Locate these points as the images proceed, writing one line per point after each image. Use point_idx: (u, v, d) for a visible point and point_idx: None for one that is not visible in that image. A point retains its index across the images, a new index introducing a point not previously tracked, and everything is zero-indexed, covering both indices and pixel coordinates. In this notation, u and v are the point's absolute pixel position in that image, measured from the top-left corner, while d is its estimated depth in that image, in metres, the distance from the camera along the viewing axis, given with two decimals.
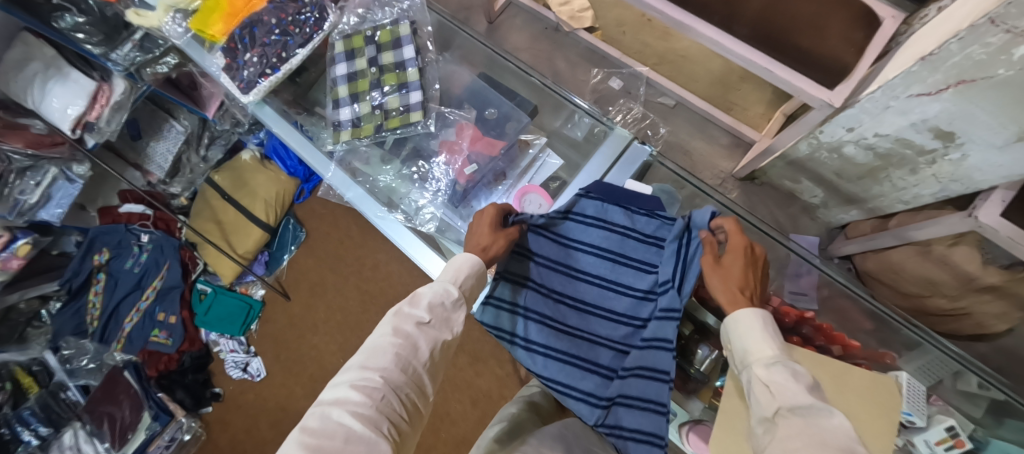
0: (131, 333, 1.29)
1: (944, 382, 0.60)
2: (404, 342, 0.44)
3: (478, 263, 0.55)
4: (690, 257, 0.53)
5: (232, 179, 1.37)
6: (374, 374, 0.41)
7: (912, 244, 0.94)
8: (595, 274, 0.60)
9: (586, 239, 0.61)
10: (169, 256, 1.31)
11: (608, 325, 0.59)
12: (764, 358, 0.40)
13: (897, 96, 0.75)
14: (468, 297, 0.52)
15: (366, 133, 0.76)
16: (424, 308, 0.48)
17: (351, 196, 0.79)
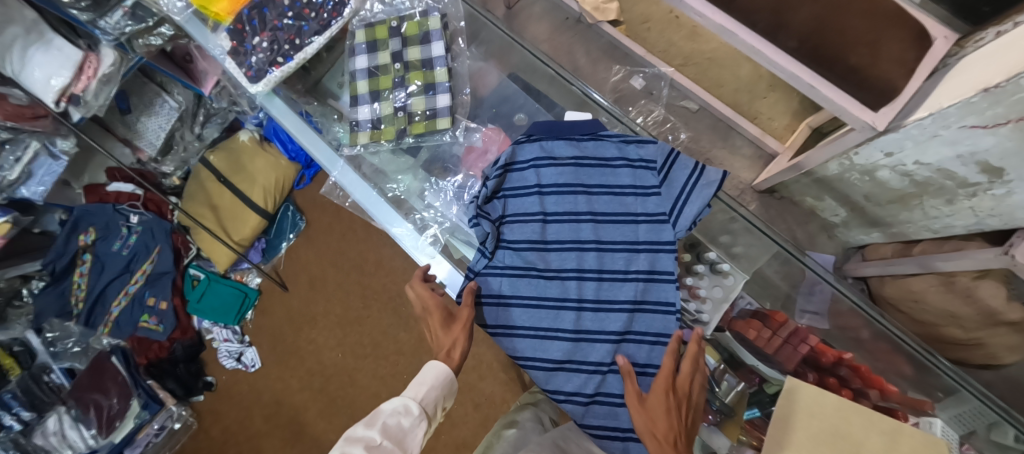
0: (119, 318, 1.23)
1: (977, 432, 0.56)
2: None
3: (442, 373, 0.54)
4: (691, 197, 0.58)
5: (229, 159, 1.29)
6: None
7: (936, 273, 0.91)
8: (567, 240, 0.61)
9: (558, 207, 0.62)
10: (160, 240, 1.25)
11: (594, 287, 0.60)
12: None
13: (948, 126, 0.70)
14: (429, 414, 0.51)
15: (388, 137, 0.70)
16: (378, 428, 0.46)
17: (357, 197, 0.78)
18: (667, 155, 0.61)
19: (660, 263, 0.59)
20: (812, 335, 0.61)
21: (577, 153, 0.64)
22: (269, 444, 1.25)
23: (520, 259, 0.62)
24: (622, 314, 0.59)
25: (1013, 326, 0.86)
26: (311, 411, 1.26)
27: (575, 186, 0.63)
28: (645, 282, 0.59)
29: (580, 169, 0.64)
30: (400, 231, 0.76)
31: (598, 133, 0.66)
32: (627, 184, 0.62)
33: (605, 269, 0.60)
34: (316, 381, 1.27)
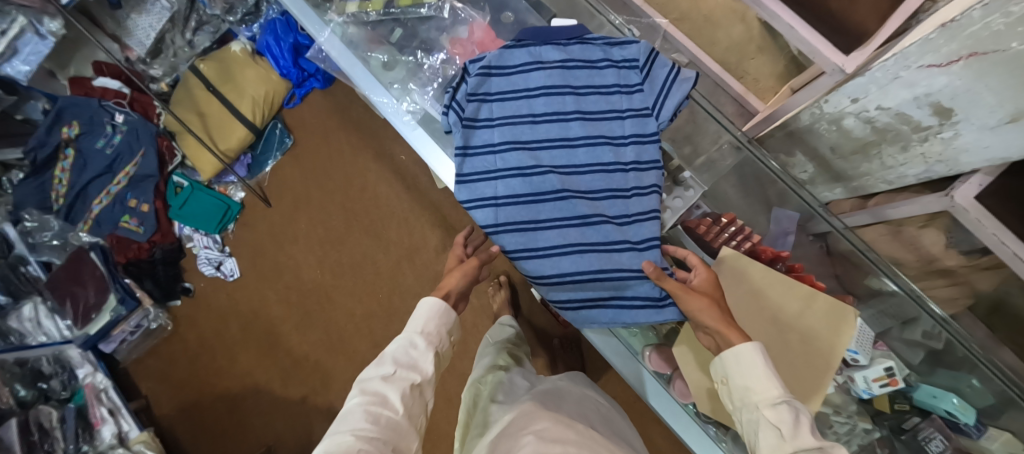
0: (99, 216, 1.25)
1: (891, 331, 0.64)
2: (374, 398, 0.45)
3: (441, 304, 0.55)
4: (671, 91, 0.63)
5: (219, 69, 1.29)
6: (345, 435, 0.41)
7: (887, 223, 0.98)
8: (557, 139, 0.64)
9: (546, 107, 0.65)
10: (145, 143, 1.25)
11: (586, 178, 0.63)
12: (767, 397, 0.39)
13: (908, 66, 0.74)
14: (439, 343, 0.53)
15: (376, 7, 0.77)
16: (389, 363, 0.49)
17: (344, 64, 0.79)
18: (649, 53, 0.65)
19: (647, 154, 0.63)
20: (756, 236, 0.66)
21: (563, 57, 0.67)
22: (243, 349, 1.30)
23: (513, 160, 0.63)
24: (613, 201, 0.63)
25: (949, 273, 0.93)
26: (286, 323, 1.30)
27: (562, 87, 0.66)
28: (636, 170, 0.63)
29: (569, 73, 0.66)
30: (384, 101, 0.76)
31: (584, 37, 0.68)
32: (613, 83, 0.66)
33: (597, 162, 0.64)
34: (294, 294, 1.31)
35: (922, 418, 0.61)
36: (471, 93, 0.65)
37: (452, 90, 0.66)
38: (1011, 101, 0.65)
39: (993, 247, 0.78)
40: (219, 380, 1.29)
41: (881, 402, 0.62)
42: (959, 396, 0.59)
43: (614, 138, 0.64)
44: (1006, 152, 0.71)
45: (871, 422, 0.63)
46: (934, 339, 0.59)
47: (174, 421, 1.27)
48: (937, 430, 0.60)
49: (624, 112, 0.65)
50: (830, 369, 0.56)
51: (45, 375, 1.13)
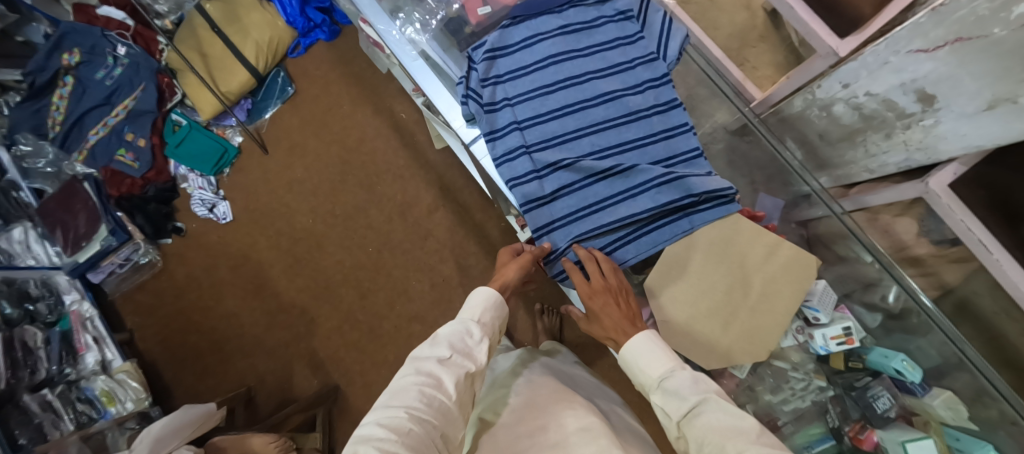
0: (95, 147, 1.25)
1: (854, 294, 0.69)
2: (429, 379, 0.44)
3: (496, 296, 0.55)
4: (671, 35, 0.68)
5: (225, 12, 1.30)
6: (400, 411, 0.41)
7: (866, 211, 1.01)
8: (578, 101, 0.63)
9: (562, 74, 0.64)
10: (145, 79, 1.25)
11: (618, 131, 0.63)
12: (654, 380, 0.45)
13: (897, 51, 0.77)
14: (489, 335, 0.52)
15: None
16: (445, 345, 0.48)
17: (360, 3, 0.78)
18: (641, 2, 0.68)
19: (663, 96, 0.64)
20: None
21: (562, 23, 0.67)
22: (231, 292, 1.31)
23: (542, 133, 0.63)
24: (647, 149, 0.62)
25: (920, 263, 0.97)
26: (276, 268, 1.31)
27: (568, 53, 0.65)
28: (657, 114, 0.64)
29: (571, 37, 0.66)
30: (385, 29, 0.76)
31: (575, 1, 0.69)
32: (613, 38, 0.66)
33: (620, 115, 0.63)
34: (286, 241, 1.32)
35: (873, 377, 0.65)
36: (483, 81, 0.65)
37: (464, 79, 0.65)
38: (989, 87, 0.69)
39: (960, 234, 0.81)
40: (206, 320, 1.30)
41: (836, 360, 0.67)
42: (908, 356, 0.63)
43: (634, 87, 0.64)
44: (981, 140, 0.75)
45: (826, 380, 0.68)
46: (890, 303, 0.64)
47: (157, 356, 1.29)
48: (885, 388, 0.64)
49: (634, 63, 0.66)
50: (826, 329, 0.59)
51: (31, 297, 1.13)
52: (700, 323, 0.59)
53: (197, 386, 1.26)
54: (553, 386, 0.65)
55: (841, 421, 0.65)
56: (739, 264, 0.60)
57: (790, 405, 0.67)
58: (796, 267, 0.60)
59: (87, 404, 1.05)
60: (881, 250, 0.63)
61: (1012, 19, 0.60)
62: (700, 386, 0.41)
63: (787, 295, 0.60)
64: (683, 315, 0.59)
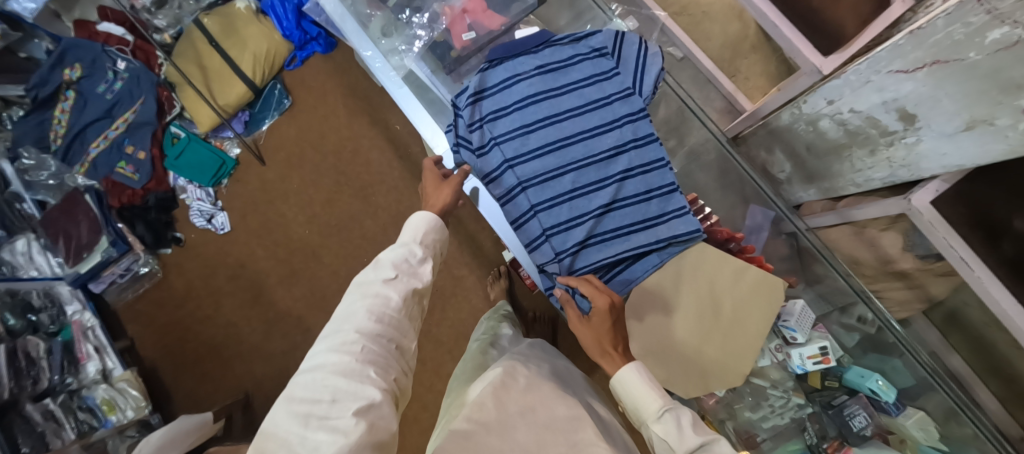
0: (96, 159, 1.27)
1: (831, 314, 0.70)
2: (376, 298, 0.47)
3: (433, 219, 0.59)
4: (648, 68, 0.65)
5: (222, 25, 1.32)
6: (352, 333, 0.44)
7: (851, 224, 1.01)
8: (556, 141, 0.63)
9: (540, 114, 0.64)
10: (145, 91, 1.27)
11: (597, 169, 0.62)
12: (653, 412, 0.45)
13: (879, 71, 0.78)
14: (431, 251, 0.56)
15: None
16: (388, 267, 0.51)
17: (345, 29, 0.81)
18: (616, 38, 0.66)
19: (641, 130, 0.63)
20: (715, 218, 0.69)
21: (538, 63, 0.66)
22: (229, 301, 1.34)
23: (521, 171, 0.63)
24: (627, 184, 0.62)
25: (905, 276, 0.98)
26: (273, 277, 1.33)
27: (546, 92, 0.64)
28: (634, 149, 0.63)
29: (547, 77, 0.65)
30: (371, 54, 0.79)
31: (550, 40, 0.68)
32: (590, 75, 0.65)
33: (598, 152, 0.62)
34: (282, 250, 1.34)
35: (850, 396, 0.67)
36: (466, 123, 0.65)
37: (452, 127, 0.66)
38: (967, 109, 0.70)
39: (942, 251, 0.82)
40: (204, 328, 1.33)
41: (814, 378, 0.68)
42: (882, 376, 0.65)
43: (612, 123, 0.63)
44: (961, 160, 0.75)
45: (805, 398, 0.69)
46: (867, 324, 0.66)
47: (157, 363, 1.31)
48: (861, 407, 0.65)
49: (611, 99, 0.64)
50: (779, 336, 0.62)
51: (34, 308, 1.15)
52: (673, 345, 0.62)
53: (196, 394, 1.28)
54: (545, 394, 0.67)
55: (820, 439, 0.67)
56: (710, 288, 0.62)
57: (769, 422, 0.69)
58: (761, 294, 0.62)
59: (88, 413, 1.07)
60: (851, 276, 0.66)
61: (987, 45, 0.62)
62: (703, 428, 0.42)
63: (757, 316, 0.62)
64: (661, 341, 0.62)
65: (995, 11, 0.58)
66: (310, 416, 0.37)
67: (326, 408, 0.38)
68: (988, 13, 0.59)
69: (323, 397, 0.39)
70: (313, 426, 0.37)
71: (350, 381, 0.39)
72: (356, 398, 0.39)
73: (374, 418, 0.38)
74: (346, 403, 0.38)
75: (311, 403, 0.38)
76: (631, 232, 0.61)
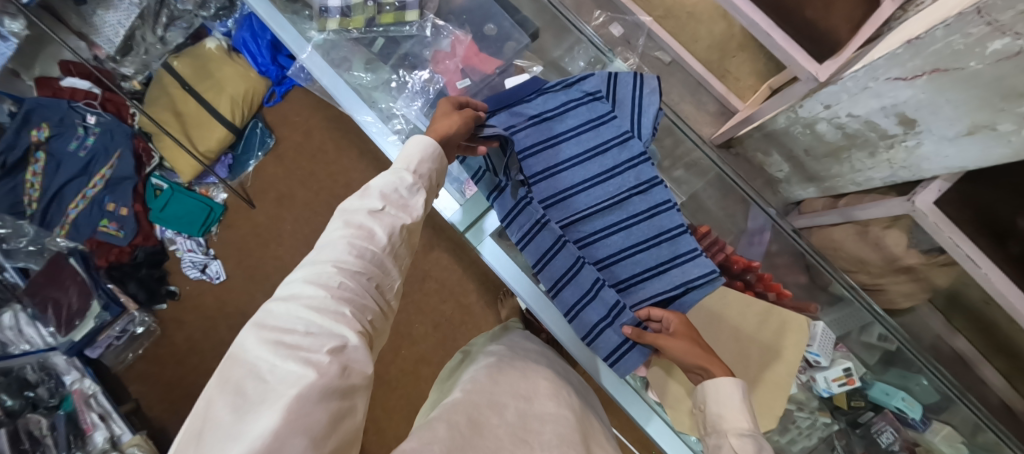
0: (76, 220, 1.21)
1: (852, 334, 0.71)
2: (359, 231, 0.42)
3: (434, 147, 0.51)
4: (645, 107, 0.65)
5: (195, 67, 1.26)
6: (328, 266, 0.38)
7: (855, 223, 1.01)
8: (559, 193, 0.64)
9: (541, 166, 0.64)
10: (120, 144, 1.22)
11: (603, 217, 0.64)
12: (738, 428, 0.45)
13: (877, 78, 0.78)
14: (426, 185, 0.50)
15: (356, 25, 0.76)
16: (376, 197, 0.45)
17: (327, 83, 0.77)
18: (608, 80, 0.66)
19: (643, 174, 0.63)
20: (728, 246, 0.71)
21: (533, 113, 0.65)
22: None
23: (527, 224, 0.65)
24: (633, 229, 0.63)
25: (909, 270, 0.99)
26: None
27: (544, 143, 0.64)
28: (638, 195, 0.63)
29: (540, 127, 0.65)
30: (369, 120, 0.75)
31: (542, 88, 0.67)
32: (585, 121, 0.65)
33: (602, 200, 0.64)
34: None
35: (875, 412, 0.70)
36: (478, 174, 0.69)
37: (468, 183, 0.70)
38: (968, 115, 0.69)
39: (948, 249, 0.82)
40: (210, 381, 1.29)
41: (841, 400, 0.70)
42: (907, 393, 0.69)
43: (610, 169, 0.64)
44: (963, 161, 0.76)
45: (831, 416, 0.71)
46: (889, 342, 0.68)
47: (165, 422, 1.27)
48: (888, 424, 0.68)
49: (609, 143, 0.64)
50: (777, 359, 0.63)
51: (32, 383, 1.13)
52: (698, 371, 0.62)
53: None
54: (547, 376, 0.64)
55: None
56: (734, 335, 0.63)
57: (797, 444, 0.69)
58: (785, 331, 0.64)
59: None
60: (867, 298, 0.69)
61: (987, 54, 0.60)
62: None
63: (786, 360, 0.63)
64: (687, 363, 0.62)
65: (995, 23, 0.56)
66: (280, 345, 0.32)
67: (294, 341, 0.33)
68: (988, 25, 0.57)
69: (297, 329, 0.34)
70: (282, 353, 0.32)
71: (326, 318, 0.35)
72: (330, 337, 0.34)
73: (349, 360, 0.34)
74: (320, 339, 0.34)
75: (283, 333, 0.33)
76: (646, 279, 0.63)
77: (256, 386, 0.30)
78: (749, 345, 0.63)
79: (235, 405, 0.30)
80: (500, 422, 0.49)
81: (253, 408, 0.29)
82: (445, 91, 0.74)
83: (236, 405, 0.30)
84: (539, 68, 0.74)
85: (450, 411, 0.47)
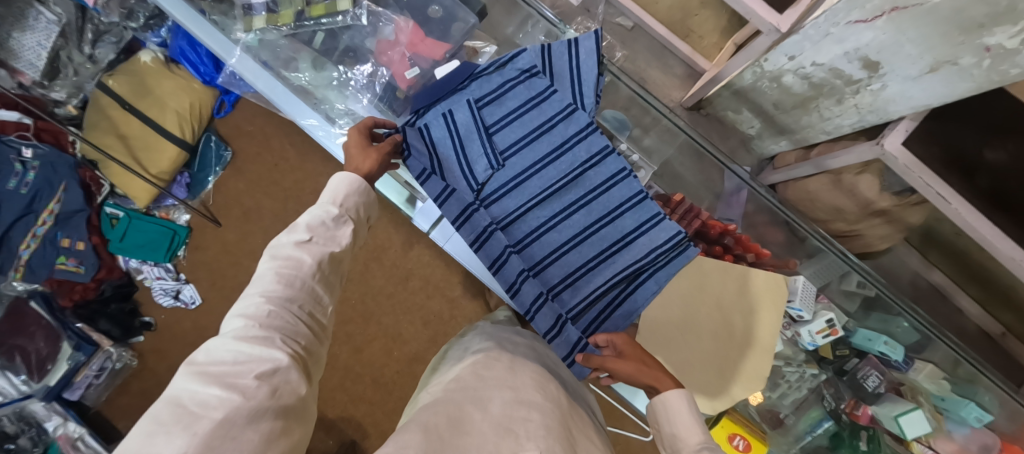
0: (30, 261, 1.11)
1: (831, 284, 0.71)
2: (287, 262, 0.46)
3: (358, 182, 0.53)
4: (584, 77, 0.62)
5: (132, 84, 1.18)
6: (256, 297, 0.43)
7: (827, 172, 1.01)
8: (511, 181, 0.63)
9: (486, 156, 0.62)
10: (66, 177, 1.14)
11: (560, 196, 0.63)
12: (692, 445, 0.45)
13: (838, 23, 0.76)
14: (354, 216, 0.53)
15: (286, 20, 0.70)
16: (304, 229, 0.48)
17: (261, 87, 0.78)
18: (542, 53, 0.62)
19: (594, 146, 0.63)
20: (704, 211, 0.69)
21: (471, 98, 0.63)
22: None
23: (478, 225, 0.63)
24: (592, 205, 0.63)
25: (883, 213, 0.99)
26: None
27: (485, 131, 0.62)
28: (592, 168, 0.63)
29: (480, 113, 0.63)
30: (314, 124, 0.80)
31: (474, 72, 0.63)
32: (525, 100, 0.63)
33: (556, 180, 0.63)
34: None
35: (860, 358, 0.72)
36: (420, 176, 0.62)
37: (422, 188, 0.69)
38: (930, 52, 0.68)
39: (919, 188, 0.82)
40: None
41: (825, 350, 0.72)
42: (889, 336, 0.69)
43: (560, 145, 0.63)
44: (928, 100, 0.75)
45: (818, 367, 0.73)
46: (867, 289, 0.68)
47: None
48: (873, 368, 0.71)
49: (554, 119, 0.63)
50: (750, 342, 0.62)
51: (10, 435, 1.08)
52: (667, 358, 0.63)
53: None
54: (532, 368, 0.62)
55: (837, 401, 0.73)
56: (717, 304, 0.63)
57: (789, 398, 0.74)
58: (771, 295, 0.62)
59: None
60: (842, 248, 0.68)
61: None
62: None
63: (768, 321, 0.62)
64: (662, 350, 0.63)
65: None
66: (205, 373, 0.36)
67: (221, 370, 0.36)
68: None
69: (225, 359, 0.37)
70: (208, 382, 0.35)
71: (253, 344, 0.39)
72: (261, 362, 0.38)
73: (279, 382, 0.38)
74: (250, 364, 0.38)
75: (209, 363, 0.37)
76: (613, 253, 0.63)
77: (180, 412, 0.33)
78: (720, 318, 0.63)
79: (151, 430, 0.32)
80: (483, 417, 0.49)
81: (170, 431, 0.32)
82: (396, 85, 0.70)
83: (153, 428, 0.32)
84: (494, 47, 0.71)
85: (430, 414, 0.48)
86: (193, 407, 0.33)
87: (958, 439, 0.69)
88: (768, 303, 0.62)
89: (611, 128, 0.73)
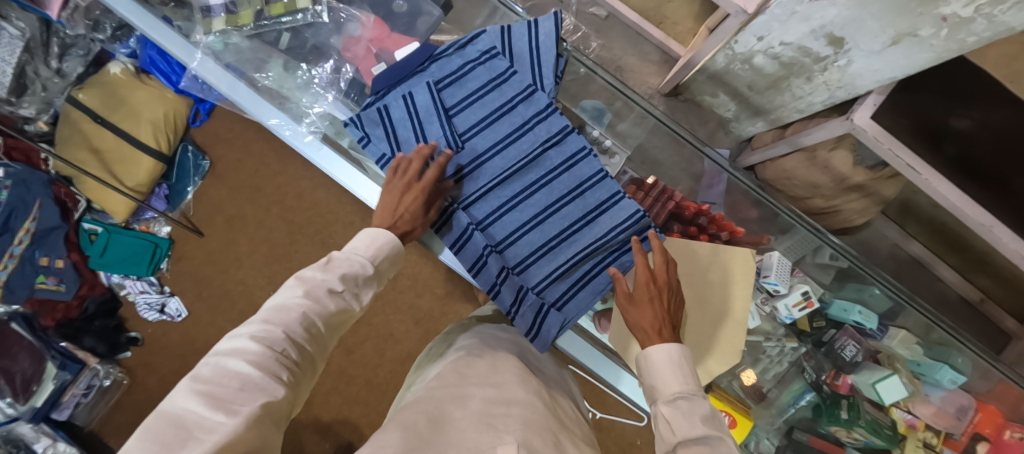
0: (8, 282, 1.08)
1: (806, 258, 0.72)
2: (314, 302, 0.46)
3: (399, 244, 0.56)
4: (543, 57, 0.63)
5: (103, 97, 1.17)
6: (276, 329, 0.42)
7: (802, 150, 1.02)
8: (471, 161, 0.63)
9: (446, 137, 0.62)
10: (39, 193, 1.11)
11: (519, 176, 0.63)
12: (667, 394, 0.47)
13: (801, 2, 0.77)
14: (381, 272, 0.55)
15: (246, 21, 0.71)
16: (336, 275, 0.49)
17: (226, 89, 0.78)
18: (501, 35, 0.63)
19: (554, 126, 0.63)
20: (677, 194, 0.71)
21: (432, 80, 0.63)
22: None
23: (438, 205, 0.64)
24: (553, 185, 0.63)
25: (859, 188, 1.01)
26: None
27: (445, 112, 0.62)
28: (553, 147, 0.63)
29: (440, 95, 0.63)
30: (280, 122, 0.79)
31: (435, 53, 0.65)
32: (485, 81, 0.63)
33: (517, 160, 0.63)
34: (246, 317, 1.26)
35: (837, 329, 0.73)
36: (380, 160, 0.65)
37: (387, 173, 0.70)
38: (890, 25, 0.69)
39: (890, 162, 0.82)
40: None
41: (802, 323, 0.74)
42: (863, 306, 0.71)
43: (519, 125, 0.63)
44: (892, 72, 0.77)
45: (797, 340, 0.76)
46: (837, 261, 0.69)
47: None
48: (850, 338, 0.73)
49: (513, 98, 0.63)
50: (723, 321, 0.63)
51: None
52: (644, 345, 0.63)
53: None
54: (520, 369, 0.61)
55: (818, 373, 0.74)
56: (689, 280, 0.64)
57: (770, 372, 0.77)
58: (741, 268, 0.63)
59: None
60: (811, 222, 0.69)
61: None
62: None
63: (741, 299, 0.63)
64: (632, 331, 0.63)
65: None
66: (210, 397, 0.36)
67: (225, 394, 0.37)
68: None
69: (231, 384, 0.38)
70: (215, 408, 0.35)
71: (264, 377, 0.39)
72: (264, 393, 0.38)
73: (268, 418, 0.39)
74: (253, 394, 0.38)
75: (216, 386, 0.37)
76: (575, 231, 0.63)
77: (178, 433, 0.33)
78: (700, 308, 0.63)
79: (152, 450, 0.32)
80: (464, 413, 0.49)
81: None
82: (364, 82, 0.69)
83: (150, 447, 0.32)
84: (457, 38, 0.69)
85: (410, 412, 0.48)
86: (198, 431, 0.34)
87: (936, 401, 0.72)
88: (743, 283, 0.63)
89: (586, 117, 0.73)
